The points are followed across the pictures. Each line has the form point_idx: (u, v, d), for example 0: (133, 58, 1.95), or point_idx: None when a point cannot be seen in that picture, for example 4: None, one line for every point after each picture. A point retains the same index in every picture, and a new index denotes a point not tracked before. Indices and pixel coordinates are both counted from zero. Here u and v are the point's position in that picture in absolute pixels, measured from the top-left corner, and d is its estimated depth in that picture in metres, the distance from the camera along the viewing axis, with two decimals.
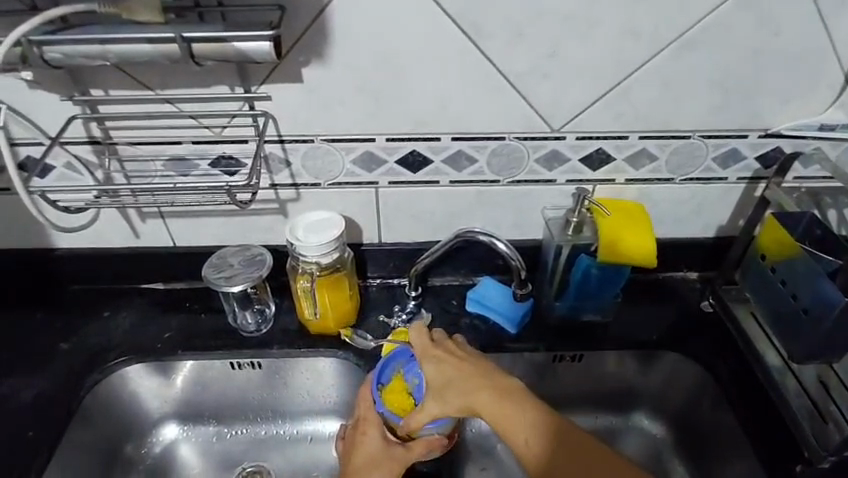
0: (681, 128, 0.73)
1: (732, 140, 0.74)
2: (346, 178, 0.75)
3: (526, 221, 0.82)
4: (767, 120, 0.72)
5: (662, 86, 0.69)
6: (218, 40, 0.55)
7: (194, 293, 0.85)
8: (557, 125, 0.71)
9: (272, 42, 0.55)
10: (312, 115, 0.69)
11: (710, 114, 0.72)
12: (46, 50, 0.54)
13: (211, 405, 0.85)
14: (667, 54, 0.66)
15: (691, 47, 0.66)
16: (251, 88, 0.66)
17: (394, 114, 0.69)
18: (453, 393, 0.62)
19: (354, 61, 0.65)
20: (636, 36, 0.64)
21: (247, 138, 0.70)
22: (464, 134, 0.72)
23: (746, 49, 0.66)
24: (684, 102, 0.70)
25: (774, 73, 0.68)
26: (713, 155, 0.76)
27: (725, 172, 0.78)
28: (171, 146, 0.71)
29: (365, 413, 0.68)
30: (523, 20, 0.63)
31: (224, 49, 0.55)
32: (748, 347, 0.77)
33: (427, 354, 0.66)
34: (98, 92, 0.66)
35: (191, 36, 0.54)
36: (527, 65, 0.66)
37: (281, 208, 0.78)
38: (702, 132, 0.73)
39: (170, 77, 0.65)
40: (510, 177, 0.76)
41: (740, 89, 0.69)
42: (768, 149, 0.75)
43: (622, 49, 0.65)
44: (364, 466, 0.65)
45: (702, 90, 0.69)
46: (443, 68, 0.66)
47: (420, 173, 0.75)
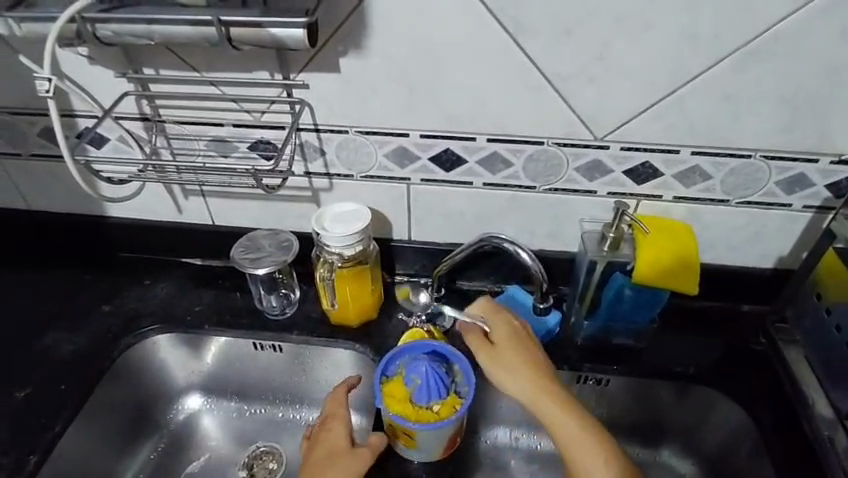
0: (740, 146, 0.67)
1: (798, 164, 0.67)
2: (379, 171, 0.75)
3: (562, 231, 0.78)
4: (843, 143, 0.65)
5: (720, 98, 0.63)
6: (255, 25, 0.56)
7: (227, 271, 0.88)
8: (600, 133, 0.67)
9: (306, 30, 0.56)
10: (348, 105, 0.69)
11: (776, 133, 0.65)
12: (98, 28, 0.57)
13: (234, 381, 0.87)
14: (729, 64, 0.60)
15: (756, 57, 0.60)
16: (289, 75, 0.67)
17: (430, 111, 0.68)
18: (513, 358, 0.63)
19: (392, 53, 0.64)
20: (693, 43, 0.59)
21: (284, 125, 0.72)
22: (500, 136, 0.69)
23: (822, 64, 0.59)
24: (745, 118, 0.64)
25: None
26: (776, 179, 0.69)
27: (788, 198, 0.70)
28: (213, 127, 0.73)
29: (334, 410, 0.68)
30: (570, 20, 0.59)
31: (260, 34, 0.56)
32: (797, 392, 0.71)
33: (498, 318, 0.67)
34: (150, 70, 0.69)
35: (229, 20, 0.55)
36: (571, 68, 0.63)
37: (314, 197, 0.79)
38: (764, 152, 0.67)
39: (215, 60, 0.67)
40: (547, 184, 0.73)
41: (813, 108, 0.63)
42: (841, 177, 0.68)
43: (676, 55, 0.60)
44: (323, 463, 0.63)
45: (767, 106, 0.63)
46: (483, 64, 0.64)
47: (454, 172, 0.73)
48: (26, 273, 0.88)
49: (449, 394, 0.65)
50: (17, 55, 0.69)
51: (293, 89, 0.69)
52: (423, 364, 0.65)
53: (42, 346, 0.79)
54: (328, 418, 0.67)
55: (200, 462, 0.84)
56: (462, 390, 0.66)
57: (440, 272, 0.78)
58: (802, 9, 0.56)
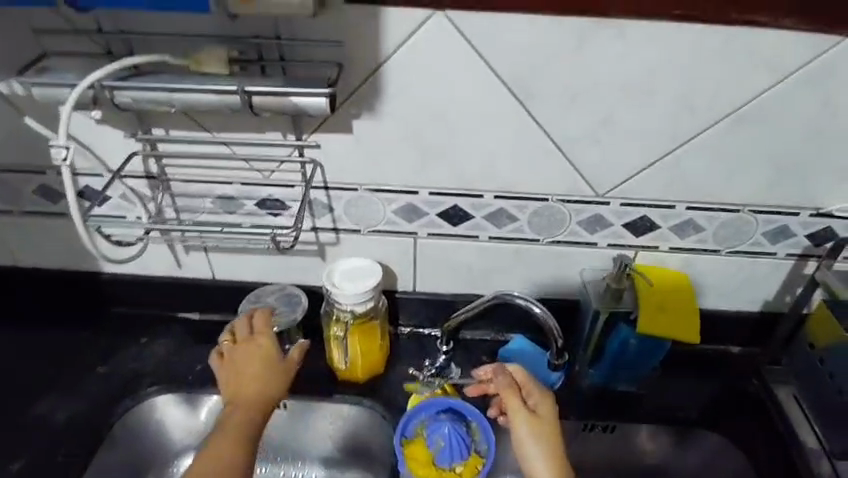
0: (730, 201, 0.71)
1: (783, 217, 0.72)
2: (387, 226, 0.76)
3: (563, 281, 0.80)
4: (823, 198, 0.70)
5: (713, 158, 0.68)
6: (279, 94, 0.57)
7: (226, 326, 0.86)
8: (602, 190, 0.71)
9: (329, 99, 0.57)
10: (359, 164, 0.70)
11: (763, 189, 0.70)
12: (117, 94, 0.57)
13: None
14: (720, 127, 0.65)
15: (746, 122, 0.65)
16: (302, 136, 0.69)
17: (439, 170, 0.70)
18: (545, 433, 0.65)
19: (405, 117, 0.66)
20: (688, 109, 0.64)
21: (294, 183, 0.72)
22: (507, 193, 0.72)
23: (804, 128, 0.65)
24: (736, 177, 0.69)
25: (830, 153, 0.67)
26: (763, 230, 0.73)
27: (774, 247, 0.75)
28: (221, 186, 0.73)
29: (263, 327, 0.73)
30: (576, 88, 0.63)
31: (283, 102, 0.57)
32: (789, 430, 0.75)
33: (531, 390, 0.69)
34: (159, 131, 0.69)
35: (253, 90, 0.57)
36: (576, 130, 0.66)
37: (321, 251, 0.79)
38: (752, 207, 0.71)
39: (228, 122, 0.68)
40: (550, 237, 0.76)
41: (796, 166, 0.68)
42: (821, 228, 0.73)
43: (672, 120, 0.65)
44: (260, 377, 0.69)
45: (755, 165, 0.68)
46: (492, 127, 0.67)
47: (460, 226, 0.75)
48: (12, 334, 0.84)
49: (469, 454, 0.70)
50: (23, 116, 0.69)
51: (305, 149, 0.70)
52: (447, 426, 0.69)
53: (37, 413, 0.77)
54: (251, 336, 0.72)
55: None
56: (481, 448, 0.70)
57: (450, 327, 0.78)
58: (786, 80, 0.62)
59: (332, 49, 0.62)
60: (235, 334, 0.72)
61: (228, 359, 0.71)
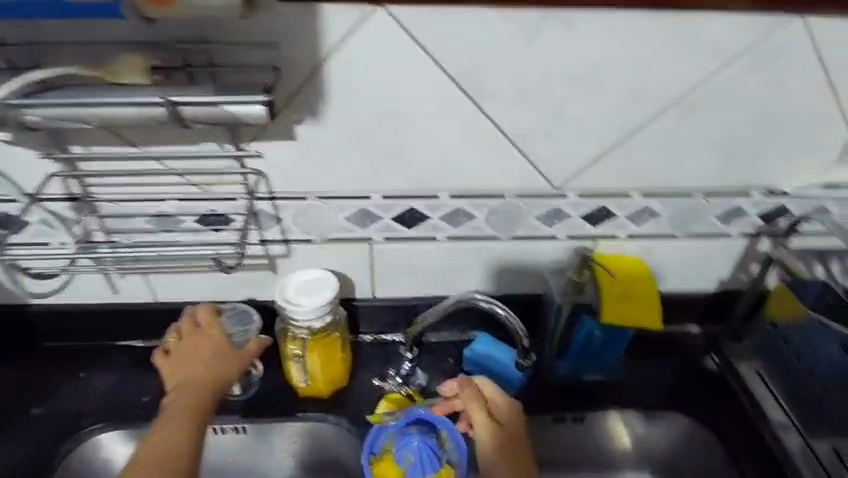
0: (684, 186, 0.71)
1: (737, 199, 0.73)
2: (340, 233, 0.72)
3: (526, 276, 0.79)
4: (773, 178, 0.71)
5: (665, 146, 0.67)
6: (210, 103, 0.53)
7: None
8: (559, 183, 0.70)
9: (266, 106, 0.53)
10: (306, 171, 0.67)
11: (715, 173, 0.70)
12: (25, 114, 0.52)
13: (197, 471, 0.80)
14: (671, 115, 0.65)
15: (695, 108, 0.65)
16: (240, 145, 0.65)
17: (394, 173, 0.68)
18: (507, 448, 0.67)
19: (352, 119, 0.63)
20: (636, 96, 0.63)
21: (237, 195, 0.68)
22: (464, 192, 0.70)
23: (753, 111, 0.66)
24: (689, 162, 0.69)
25: (776, 133, 0.67)
26: (716, 212, 0.74)
27: (727, 228, 0.76)
28: (155, 203, 0.68)
29: (209, 320, 0.70)
30: (528, 81, 0.62)
31: (215, 112, 0.53)
32: (754, 406, 0.78)
33: (496, 403, 0.69)
34: (79, 148, 0.63)
35: (179, 99, 0.53)
36: (530, 124, 0.65)
37: (271, 264, 0.75)
38: (706, 191, 0.72)
39: (155, 135, 0.63)
40: (509, 233, 0.74)
41: (746, 149, 0.69)
42: (774, 207, 0.74)
43: (621, 110, 0.64)
44: (211, 369, 0.66)
45: (707, 150, 0.68)
46: (444, 126, 0.64)
47: (417, 228, 0.73)
48: None
49: (442, 466, 0.68)
50: None
51: (245, 160, 0.66)
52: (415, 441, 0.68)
53: None
54: (198, 328, 0.69)
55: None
56: (454, 458, 0.69)
57: (414, 334, 0.75)
58: (731, 65, 0.62)
59: (267, 53, 0.59)
60: (181, 329, 0.69)
61: (174, 354, 0.68)
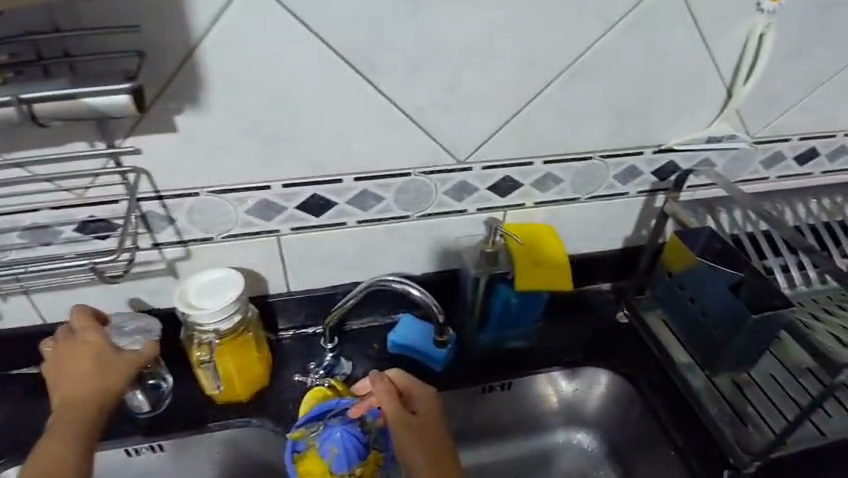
0: (563, 147, 0.99)
1: (631, 158, 1.04)
2: (222, 230, 0.95)
3: (443, 242, 1.07)
4: (662, 137, 1.02)
5: (562, 110, 0.93)
6: (69, 97, 0.68)
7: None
8: (462, 156, 0.95)
9: (131, 94, 0.69)
10: (196, 164, 0.87)
11: (610, 133, 0.99)
12: None
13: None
14: (558, 83, 0.90)
15: (580, 72, 0.90)
16: (114, 142, 0.83)
17: (288, 153, 0.89)
18: (419, 429, 0.89)
19: (244, 105, 0.83)
20: (523, 90, 0.90)
21: (116, 197, 0.88)
22: (367, 173, 0.94)
23: (644, 73, 0.92)
24: (581, 125, 0.96)
25: (627, 109, 0.96)
26: (615, 172, 1.05)
27: (627, 187, 1.08)
28: (42, 197, 0.86)
29: (83, 325, 0.91)
30: (419, 56, 0.83)
31: (75, 106, 0.69)
32: (660, 349, 1.12)
33: (411, 393, 0.93)
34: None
35: (32, 97, 0.68)
36: (428, 100, 0.88)
37: (170, 268, 0.99)
38: (601, 154, 1.01)
39: (19, 140, 0.81)
40: (418, 211, 1.01)
41: (634, 114, 0.97)
42: (665, 163, 1.07)
43: (513, 92, 0.90)
44: (93, 374, 0.87)
45: (601, 117, 0.96)
46: (345, 105, 0.86)
47: (326, 215, 0.97)
48: None
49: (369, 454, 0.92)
50: None
51: (120, 157, 0.85)
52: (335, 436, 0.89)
53: None
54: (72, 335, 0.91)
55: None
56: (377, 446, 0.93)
57: (331, 323, 1.02)
58: (607, 33, 0.86)
59: (131, 37, 0.75)
60: (60, 339, 0.91)
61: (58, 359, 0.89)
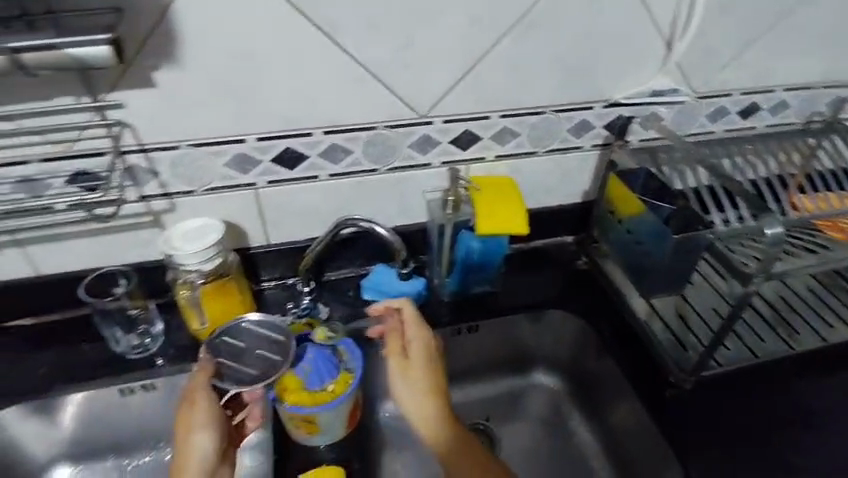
0: (648, 85, 0.81)
1: (754, 95, 0.87)
2: (222, 182, 0.73)
3: (575, 188, 0.91)
4: (784, 77, 0.86)
5: (723, 48, 0.80)
6: (48, 47, 0.51)
7: (75, 324, 0.78)
8: (608, 92, 0.80)
9: (111, 46, 0.52)
10: (295, 109, 0.69)
11: (743, 54, 0.81)
12: None
13: (102, 439, 0.79)
14: (710, 6, 0.74)
15: (733, 8, 0.76)
16: (99, 97, 0.62)
17: (282, 96, 0.68)
18: None
19: (362, 47, 0.66)
20: (628, 34, 0.74)
21: (104, 149, 0.66)
22: (511, 110, 0.77)
23: (761, 10, 0.77)
24: (731, 59, 0.81)
25: (743, 62, 0.82)
26: (736, 109, 0.88)
27: (754, 122, 0.91)
28: (17, 167, 0.65)
29: None
30: (535, 13, 0.69)
31: (60, 56, 0.52)
32: None
33: None
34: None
35: (17, 45, 0.50)
36: (573, 35, 0.72)
37: (156, 221, 0.74)
38: (741, 90, 0.86)
39: (3, 91, 0.59)
40: (546, 147, 0.83)
41: (773, 46, 0.81)
42: (775, 102, 0.89)
43: (621, 34, 0.74)
44: None
45: (721, 46, 0.79)
46: (494, 62, 0.72)
47: (471, 150, 0.80)
48: None
49: None
50: None
51: None
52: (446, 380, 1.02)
53: None
54: None
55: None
56: None
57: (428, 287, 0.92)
58: None
59: None
60: None
61: None
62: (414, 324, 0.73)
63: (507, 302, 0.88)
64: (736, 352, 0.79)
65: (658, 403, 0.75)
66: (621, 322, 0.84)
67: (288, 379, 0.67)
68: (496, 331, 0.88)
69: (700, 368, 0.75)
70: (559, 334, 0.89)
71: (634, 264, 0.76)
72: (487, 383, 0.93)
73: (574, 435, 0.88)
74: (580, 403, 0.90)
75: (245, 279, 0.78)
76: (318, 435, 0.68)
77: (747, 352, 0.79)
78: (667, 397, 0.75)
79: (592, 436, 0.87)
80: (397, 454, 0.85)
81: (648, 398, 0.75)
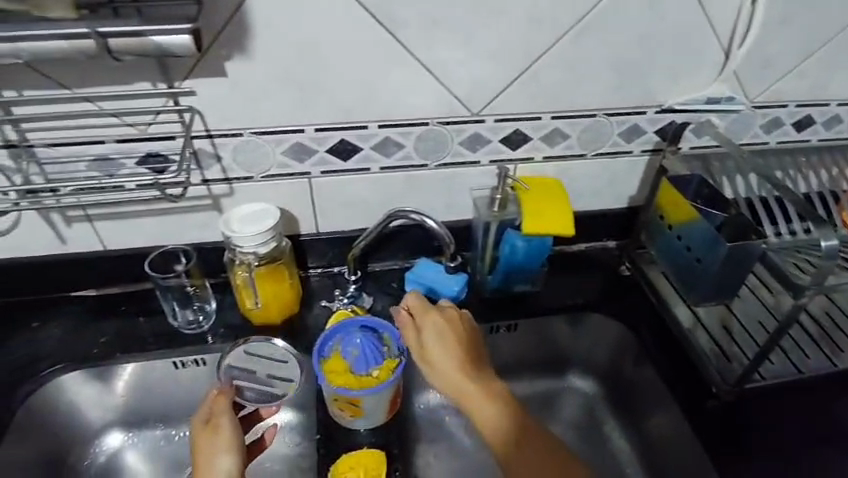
0: (703, 92, 0.80)
1: (811, 108, 0.85)
2: (279, 170, 0.76)
3: (621, 193, 0.90)
4: (844, 90, 0.84)
5: (783, 58, 0.78)
6: (135, 35, 0.54)
7: (133, 297, 0.83)
8: (662, 99, 0.79)
9: (192, 36, 0.55)
10: (354, 102, 0.71)
11: (804, 66, 0.80)
12: None
13: (153, 408, 0.83)
14: (772, 15, 0.73)
15: (796, 17, 0.74)
16: (173, 83, 0.66)
17: (339, 90, 0.70)
18: None
19: (420, 45, 0.68)
20: (687, 40, 0.74)
21: (174, 133, 0.69)
22: (563, 112, 0.78)
23: (825, 20, 0.75)
24: (790, 69, 0.80)
25: (804, 72, 0.80)
26: (791, 121, 0.87)
27: (808, 135, 0.89)
28: (93, 146, 0.69)
29: None
30: (593, 16, 0.69)
31: (144, 43, 0.55)
32: None
33: None
34: (11, 93, 0.64)
35: (106, 31, 0.54)
36: (629, 40, 0.72)
37: (215, 204, 0.77)
38: (798, 102, 0.84)
39: (87, 73, 0.63)
40: (595, 150, 0.84)
41: (835, 58, 0.80)
42: (833, 116, 0.87)
43: (679, 40, 0.74)
44: None
45: (781, 56, 0.78)
46: (548, 64, 0.73)
47: (520, 149, 0.81)
48: None
49: None
50: None
51: None
52: None
53: None
54: None
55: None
56: None
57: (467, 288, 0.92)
58: None
59: None
60: None
61: None
62: (428, 309, 0.73)
63: (547, 302, 0.88)
64: (781, 367, 0.77)
65: (698, 412, 0.74)
66: (662, 329, 0.84)
67: (335, 361, 0.70)
68: (535, 330, 0.88)
69: (745, 380, 0.73)
70: (597, 338, 0.89)
71: (682, 273, 0.76)
72: (523, 381, 0.94)
73: (607, 440, 0.88)
74: (616, 410, 0.89)
75: (294, 265, 0.81)
76: (360, 418, 0.70)
77: (792, 368, 0.77)
78: (706, 407, 0.75)
79: (625, 442, 0.87)
80: (430, 445, 0.87)
81: (687, 405, 0.75)
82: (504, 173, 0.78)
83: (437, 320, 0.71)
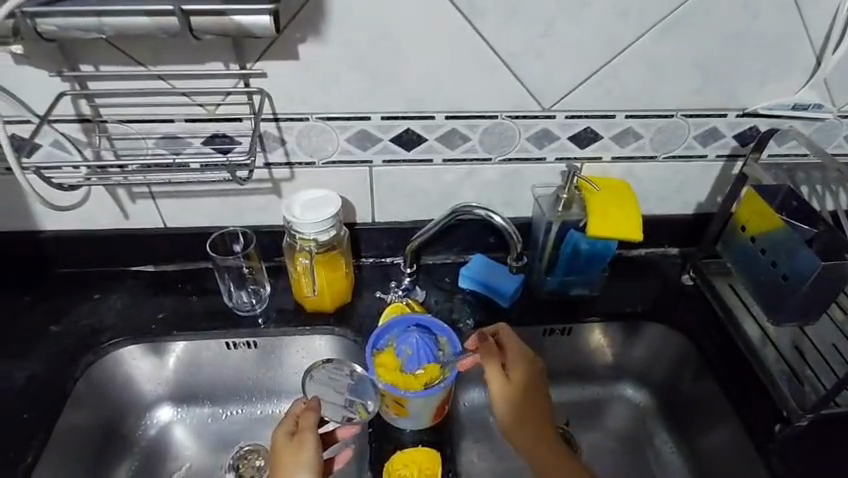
0: (790, 98, 0.75)
1: None
2: (342, 156, 0.74)
3: (690, 199, 0.86)
4: None
5: None
6: (217, 13, 0.53)
7: (190, 275, 0.83)
8: (745, 102, 0.75)
9: (273, 17, 0.54)
10: (422, 92, 0.69)
11: None
12: (41, 23, 0.53)
13: (203, 385, 0.83)
14: None
15: None
16: (246, 65, 0.65)
17: (409, 78, 0.68)
18: None
19: (495, 35, 0.65)
20: (779, 41, 0.69)
21: (242, 115, 0.69)
22: (637, 112, 0.74)
23: None
24: None
25: None
26: None
27: None
28: (162, 124, 0.69)
29: None
30: (680, 12, 0.65)
31: (225, 23, 0.54)
32: None
33: None
34: (88, 67, 0.64)
35: (190, 8, 0.53)
36: (717, 38, 0.68)
37: (275, 188, 0.77)
38: None
39: (164, 51, 0.63)
40: (667, 152, 0.80)
41: None
42: None
43: (771, 40, 0.69)
44: None
45: None
46: (627, 60, 0.69)
47: (588, 148, 0.78)
48: None
49: None
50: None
51: None
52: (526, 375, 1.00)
53: None
54: None
55: (180, 474, 0.80)
56: None
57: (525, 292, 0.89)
58: None
59: None
60: None
61: None
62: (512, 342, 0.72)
63: (603, 306, 0.84)
64: None
65: (764, 433, 0.70)
66: (727, 343, 0.80)
67: (388, 356, 0.69)
68: (590, 335, 0.86)
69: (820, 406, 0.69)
70: (655, 348, 0.86)
71: (761, 292, 0.72)
72: (573, 386, 0.91)
73: (658, 453, 0.85)
74: (669, 423, 0.86)
75: (350, 254, 0.81)
76: (403, 418, 0.68)
77: None
78: (775, 430, 0.70)
79: (679, 457, 0.83)
80: (474, 444, 0.85)
81: (753, 426, 0.71)
82: (573, 172, 0.75)
83: (521, 356, 0.71)
